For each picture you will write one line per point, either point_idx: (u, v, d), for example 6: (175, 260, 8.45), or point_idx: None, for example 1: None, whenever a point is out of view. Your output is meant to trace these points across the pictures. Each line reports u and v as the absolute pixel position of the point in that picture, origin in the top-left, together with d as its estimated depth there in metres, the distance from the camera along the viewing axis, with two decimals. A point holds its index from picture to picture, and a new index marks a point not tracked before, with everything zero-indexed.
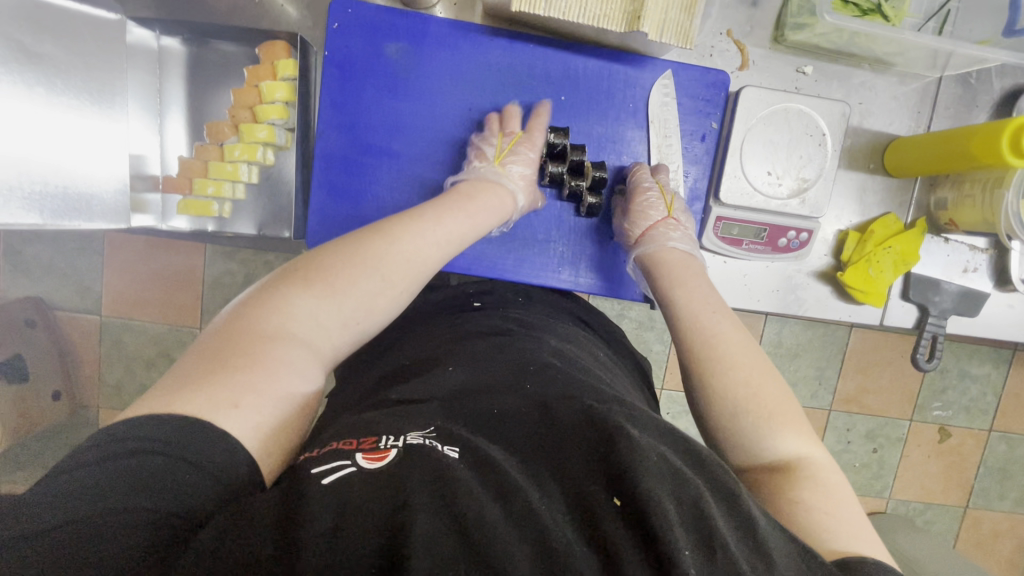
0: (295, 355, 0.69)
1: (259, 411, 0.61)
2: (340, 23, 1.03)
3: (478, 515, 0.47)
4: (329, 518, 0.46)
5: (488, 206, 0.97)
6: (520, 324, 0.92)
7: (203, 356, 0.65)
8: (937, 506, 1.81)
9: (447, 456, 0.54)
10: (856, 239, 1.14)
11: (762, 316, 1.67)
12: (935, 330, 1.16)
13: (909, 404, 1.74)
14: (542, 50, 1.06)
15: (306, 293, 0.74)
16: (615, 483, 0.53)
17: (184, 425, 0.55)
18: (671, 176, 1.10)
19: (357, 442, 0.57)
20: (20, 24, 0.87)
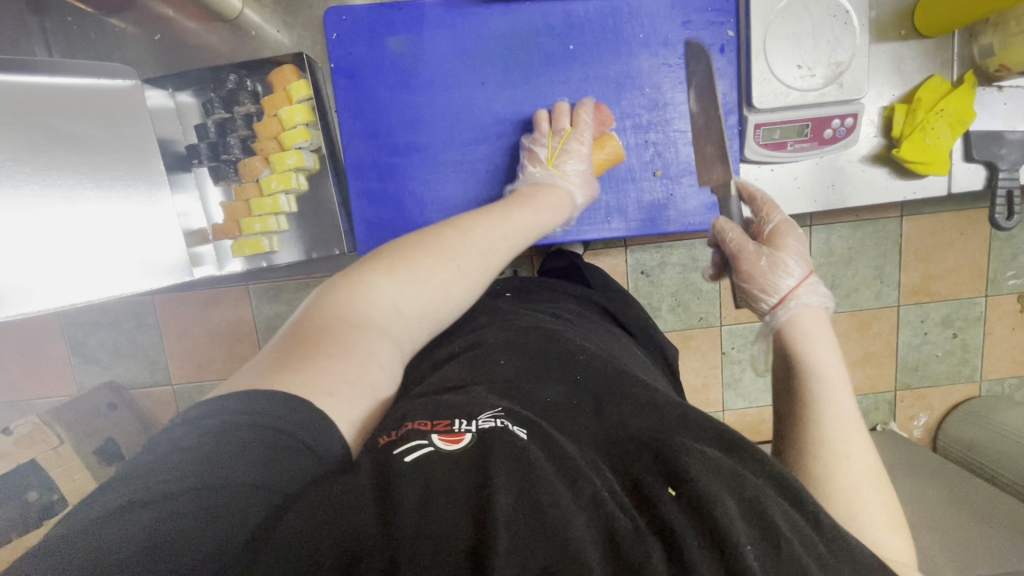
0: (378, 344, 0.47)
1: (354, 412, 0.42)
2: (341, 32, 0.73)
3: (551, 505, 0.34)
4: (415, 498, 0.34)
5: (546, 208, 0.68)
6: (567, 316, 0.69)
7: (296, 341, 0.45)
8: (1004, 254, 1.24)
9: (515, 437, 0.39)
10: (905, 110, 0.79)
11: (906, 256, 1.23)
12: (1011, 184, 0.80)
13: (979, 279, 1.24)
14: (607, 7, 0.74)
15: (389, 279, 0.52)
16: (710, 524, 0.35)
17: (300, 403, 0.38)
18: (890, 88, 0.80)
19: (432, 421, 0.40)
20: (57, 111, 0.65)
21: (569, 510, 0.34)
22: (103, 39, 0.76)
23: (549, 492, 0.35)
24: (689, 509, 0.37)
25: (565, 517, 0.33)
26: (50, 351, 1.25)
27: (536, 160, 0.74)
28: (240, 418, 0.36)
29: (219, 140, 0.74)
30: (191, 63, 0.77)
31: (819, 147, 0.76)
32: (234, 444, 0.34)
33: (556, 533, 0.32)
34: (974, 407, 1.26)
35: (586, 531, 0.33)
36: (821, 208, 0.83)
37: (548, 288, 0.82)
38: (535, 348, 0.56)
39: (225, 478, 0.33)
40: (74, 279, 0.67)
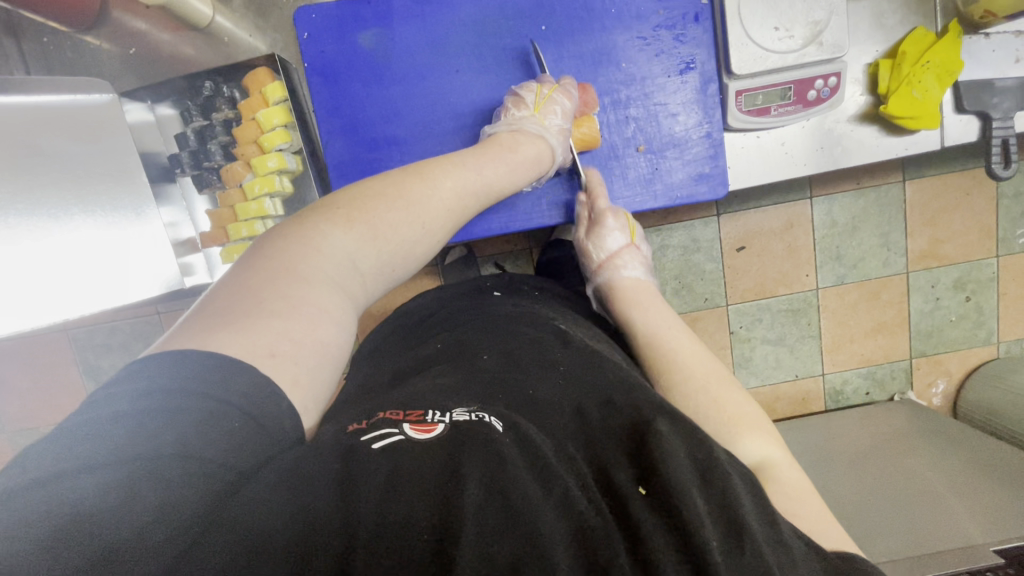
0: (329, 300, 0.47)
1: (301, 374, 0.41)
2: (312, 31, 0.73)
3: (518, 493, 0.34)
4: (381, 484, 0.34)
5: (521, 167, 0.69)
6: (551, 315, 0.69)
7: (247, 293, 0.44)
8: (1013, 212, 1.21)
9: (489, 428, 0.39)
10: (890, 65, 0.77)
11: (911, 220, 1.20)
12: (1005, 133, 0.78)
13: (989, 239, 1.22)
14: None
15: (343, 234, 0.51)
16: (682, 525, 0.35)
17: (259, 370, 0.38)
18: (873, 44, 0.78)
19: (405, 412, 0.42)
20: (42, 132, 0.66)
21: (537, 498, 0.34)
22: (79, 58, 0.76)
23: (518, 481, 0.35)
24: (664, 510, 0.36)
25: (532, 505, 0.33)
26: (63, 377, 1.28)
27: (523, 104, 0.72)
28: (193, 380, 0.35)
29: (200, 147, 0.75)
30: (168, 75, 0.77)
31: (804, 109, 0.75)
32: (192, 412, 0.34)
33: (522, 522, 0.32)
34: (992, 370, 1.23)
35: (553, 524, 0.33)
36: (810, 172, 0.81)
37: (538, 287, 0.82)
38: (515, 350, 0.56)
39: (176, 440, 0.33)
40: (68, 294, 0.68)
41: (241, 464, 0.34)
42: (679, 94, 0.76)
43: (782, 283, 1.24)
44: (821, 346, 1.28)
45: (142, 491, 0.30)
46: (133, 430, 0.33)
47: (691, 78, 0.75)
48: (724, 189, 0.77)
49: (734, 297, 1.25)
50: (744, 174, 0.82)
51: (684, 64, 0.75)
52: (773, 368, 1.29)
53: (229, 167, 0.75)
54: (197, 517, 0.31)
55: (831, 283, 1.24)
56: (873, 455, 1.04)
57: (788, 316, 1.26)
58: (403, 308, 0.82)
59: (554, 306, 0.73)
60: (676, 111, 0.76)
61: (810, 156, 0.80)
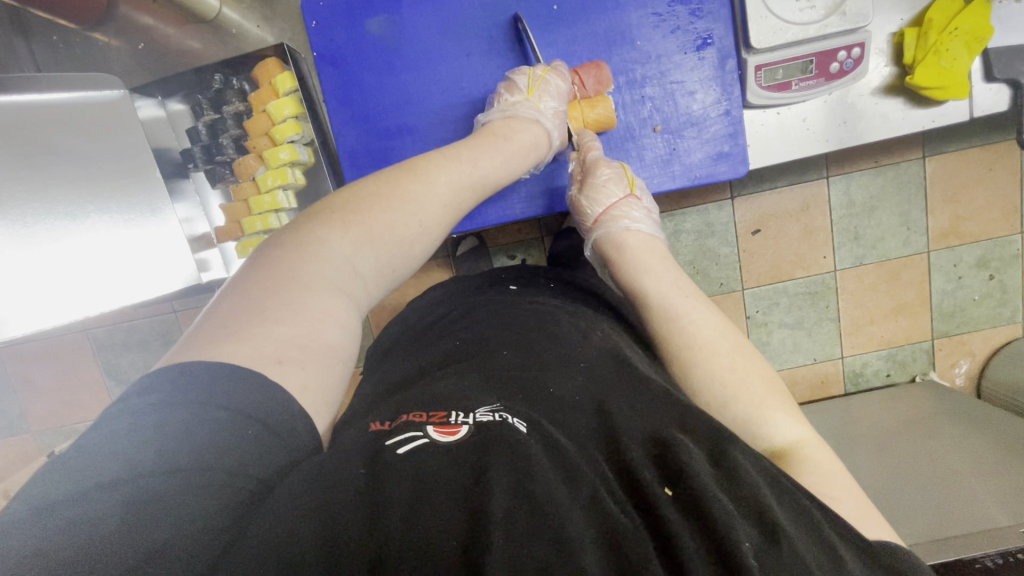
0: (331, 302, 0.46)
1: (310, 380, 0.41)
2: (320, 19, 0.72)
3: (548, 499, 0.33)
4: (408, 491, 0.33)
5: (517, 155, 0.68)
6: (563, 307, 0.67)
7: (247, 303, 0.43)
8: None
9: (515, 432, 0.38)
10: (915, 34, 0.74)
11: (933, 196, 1.17)
12: None
13: (1014, 215, 1.18)
14: None
15: (341, 237, 0.50)
16: (709, 523, 0.35)
17: (264, 376, 0.38)
18: (897, 13, 0.75)
19: (428, 414, 0.41)
20: (58, 131, 0.66)
21: (564, 499, 0.34)
22: (87, 55, 0.76)
23: (546, 484, 0.34)
24: (691, 515, 0.36)
25: (559, 505, 0.33)
26: (83, 375, 1.29)
27: (515, 89, 0.71)
28: (207, 391, 0.35)
29: (212, 142, 0.74)
30: (175, 69, 0.77)
31: (827, 82, 0.73)
32: (206, 426, 0.34)
33: (551, 522, 0.32)
34: (1017, 349, 1.20)
35: (585, 523, 0.33)
36: (832, 148, 0.79)
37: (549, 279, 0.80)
38: (532, 346, 0.55)
39: (176, 458, 0.32)
40: (87, 293, 0.68)
41: (258, 477, 0.34)
42: (696, 71, 0.74)
43: (800, 264, 1.21)
44: (840, 328, 1.25)
45: (160, 509, 0.30)
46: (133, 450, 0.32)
47: (708, 54, 0.73)
48: (744, 167, 0.75)
49: (751, 281, 1.23)
50: (763, 152, 0.79)
51: (701, 40, 0.73)
52: (791, 352, 1.27)
53: (241, 161, 0.74)
54: (215, 532, 0.30)
55: (850, 264, 1.21)
56: (898, 437, 1.01)
57: (807, 298, 1.24)
58: (418, 301, 0.82)
59: (565, 299, 0.72)
60: (693, 89, 0.74)
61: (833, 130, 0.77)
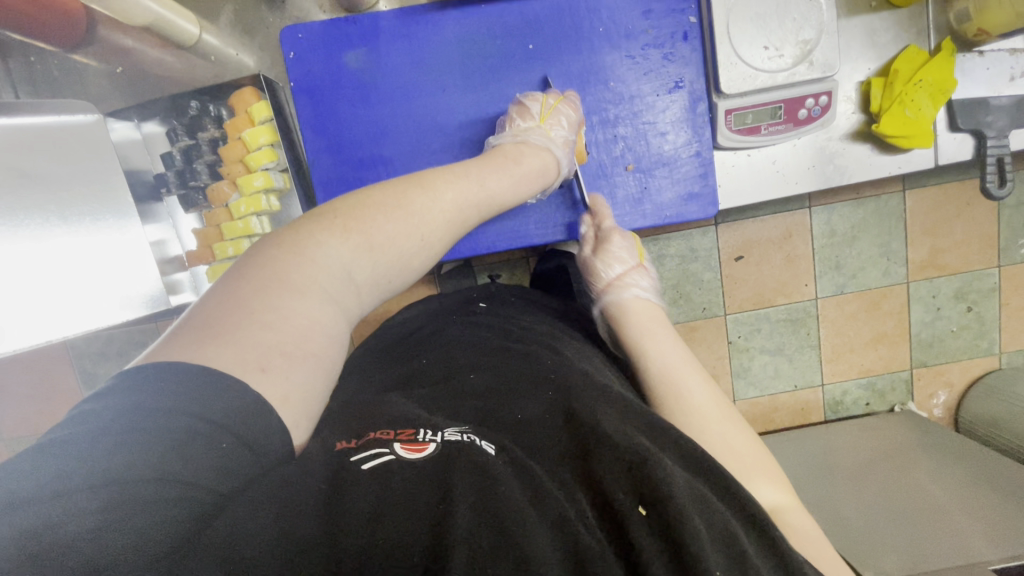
0: (318, 311, 0.46)
1: (292, 388, 0.41)
2: (297, 50, 0.73)
3: (513, 521, 0.34)
4: (369, 514, 0.34)
5: (524, 175, 0.68)
6: (543, 327, 0.68)
7: (230, 310, 0.43)
8: (1015, 222, 1.20)
9: (482, 453, 0.39)
10: (882, 84, 0.76)
11: (912, 230, 1.19)
12: (1000, 150, 0.77)
13: (991, 250, 1.20)
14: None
15: (341, 244, 0.50)
16: (681, 547, 0.35)
17: (246, 384, 0.38)
18: (861, 63, 0.77)
19: (396, 431, 0.42)
20: (26, 155, 0.66)
21: (531, 519, 0.34)
22: (66, 77, 0.76)
23: (512, 507, 0.35)
24: (662, 533, 0.36)
25: (524, 525, 0.34)
26: (62, 384, 1.28)
27: (528, 115, 0.71)
28: (188, 391, 0.36)
29: (186, 167, 0.75)
30: (155, 91, 0.77)
31: (795, 128, 0.74)
32: (182, 431, 0.34)
33: (514, 545, 0.32)
34: (993, 382, 1.22)
35: (550, 546, 0.33)
36: (801, 191, 0.80)
37: (527, 296, 0.81)
38: (510, 362, 0.55)
39: (141, 474, 0.32)
40: (51, 316, 0.68)
41: (216, 493, 0.34)
42: (667, 112, 0.75)
43: (781, 292, 1.22)
44: (820, 357, 1.26)
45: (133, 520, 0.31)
46: (106, 451, 0.32)
47: (680, 96, 0.74)
48: (713, 208, 0.77)
49: (732, 308, 1.24)
50: (735, 192, 0.81)
51: (673, 84, 0.74)
52: (772, 378, 1.28)
53: (212, 188, 0.74)
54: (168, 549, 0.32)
55: (831, 293, 1.23)
56: (872, 470, 1.02)
57: (787, 326, 1.25)
58: (391, 320, 0.81)
59: (546, 315, 0.73)
60: (665, 130, 0.75)
61: (800, 179, 0.79)
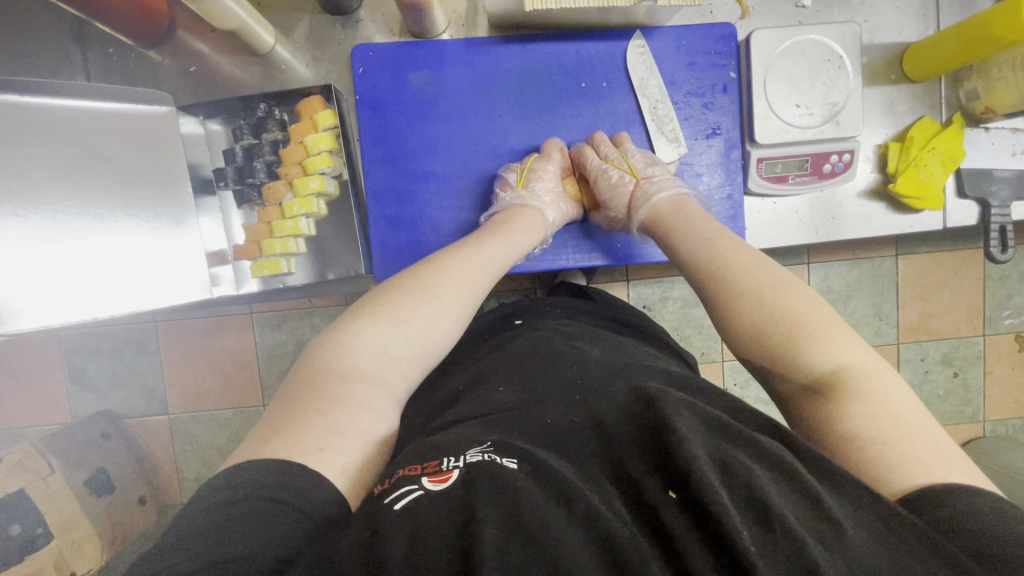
0: (366, 393, 0.51)
1: (346, 462, 0.46)
2: (366, 66, 0.77)
3: (541, 531, 0.35)
4: (406, 546, 0.36)
5: (518, 232, 0.72)
6: (570, 331, 0.70)
7: (295, 399, 0.49)
8: (999, 294, 1.27)
9: (502, 468, 0.40)
10: (898, 148, 0.83)
11: (906, 292, 1.25)
12: (1001, 220, 0.83)
13: (977, 319, 1.27)
14: (616, 45, 0.79)
15: (372, 326, 0.55)
16: (714, 525, 0.36)
17: (302, 469, 0.42)
18: (877, 129, 0.84)
19: (422, 464, 0.42)
20: (99, 138, 0.68)
21: (558, 526, 0.36)
22: (140, 70, 0.80)
23: (538, 518, 0.36)
24: (692, 515, 0.38)
25: (553, 533, 0.35)
26: (46, 376, 1.22)
27: (508, 184, 0.78)
28: (251, 484, 0.41)
29: (246, 164, 0.78)
30: (221, 92, 0.81)
31: (820, 180, 0.80)
32: (245, 518, 0.38)
33: (545, 554, 0.34)
34: (979, 447, 1.25)
35: (586, 556, 0.35)
36: (820, 240, 0.85)
37: (560, 305, 0.81)
38: (529, 372, 0.57)
39: (220, 557, 0.36)
40: (99, 295, 0.68)
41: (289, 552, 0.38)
42: (704, 156, 0.81)
43: None
44: None
45: None
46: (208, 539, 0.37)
47: (716, 142, 0.81)
48: None
49: (731, 354, 1.27)
50: (759, 235, 0.86)
51: (711, 130, 0.80)
52: None
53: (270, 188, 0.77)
54: None
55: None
56: None
57: None
58: None
59: (576, 322, 0.75)
60: (700, 172, 0.81)
61: (820, 229, 0.85)
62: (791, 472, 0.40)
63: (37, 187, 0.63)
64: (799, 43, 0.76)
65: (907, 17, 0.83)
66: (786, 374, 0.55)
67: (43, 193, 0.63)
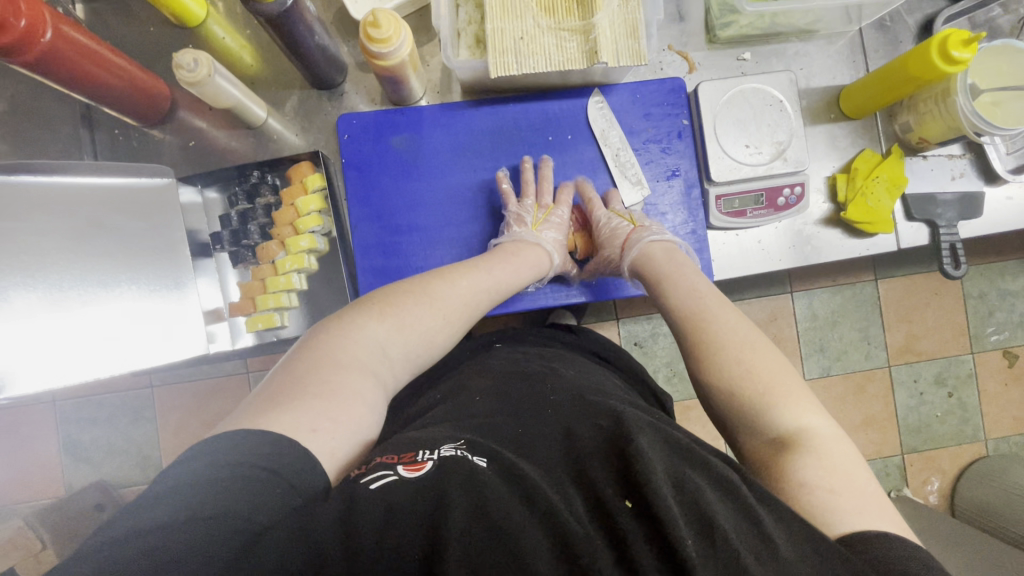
0: (362, 384, 0.54)
1: (334, 448, 0.48)
2: (351, 133, 0.85)
3: (502, 519, 0.40)
4: (379, 529, 0.40)
5: (526, 266, 0.79)
6: (547, 355, 0.74)
7: (292, 380, 0.51)
8: (978, 312, 1.31)
9: (474, 464, 0.44)
10: (845, 178, 0.90)
11: (886, 314, 1.29)
12: (949, 239, 0.89)
13: (964, 338, 1.31)
14: (578, 102, 0.86)
15: (378, 325, 0.60)
16: (659, 530, 0.39)
17: (297, 445, 0.45)
18: (824, 163, 0.92)
19: (398, 456, 0.47)
20: (102, 211, 0.74)
21: (518, 516, 0.40)
22: (143, 147, 0.87)
23: (501, 508, 0.40)
24: (643, 518, 0.41)
25: (512, 522, 0.39)
26: (43, 448, 1.22)
27: (524, 222, 0.82)
28: (247, 444, 0.43)
29: (240, 228, 0.84)
30: (219, 163, 0.88)
31: (776, 212, 0.85)
32: (235, 482, 0.40)
33: (504, 541, 0.39)
34: (983, 467, 1.26)
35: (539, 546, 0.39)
36: (783, 268, 0.91)
37: (543, 337, 0.84)
38: (510, 387, 0.61)
39: (205, 514, 0.38)
40: (94, 357, 0.72)
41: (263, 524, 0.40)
42: (666, 196, 0.88)
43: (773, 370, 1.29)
44: None
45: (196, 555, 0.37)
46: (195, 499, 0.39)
47: (676, 183, 0.88)
48: (709, 278, 0.87)
49: None
50: (725, 267, 0.91)
51: (670, 172, 0.87)
52: None
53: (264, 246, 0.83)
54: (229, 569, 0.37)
55: (816, 374, 1.30)
56: None
57: None
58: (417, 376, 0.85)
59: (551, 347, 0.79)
60: (664, 211, 0.88)
61: (782, 257, 0.90)
62: (736, 491, 0.44)
63: (45, 260, 0.69)
64: (741, 91, 0.85)
65: (839, 63, 0.92)
66: (751, 429, 0.59)
67: (50, 266, 0.70)
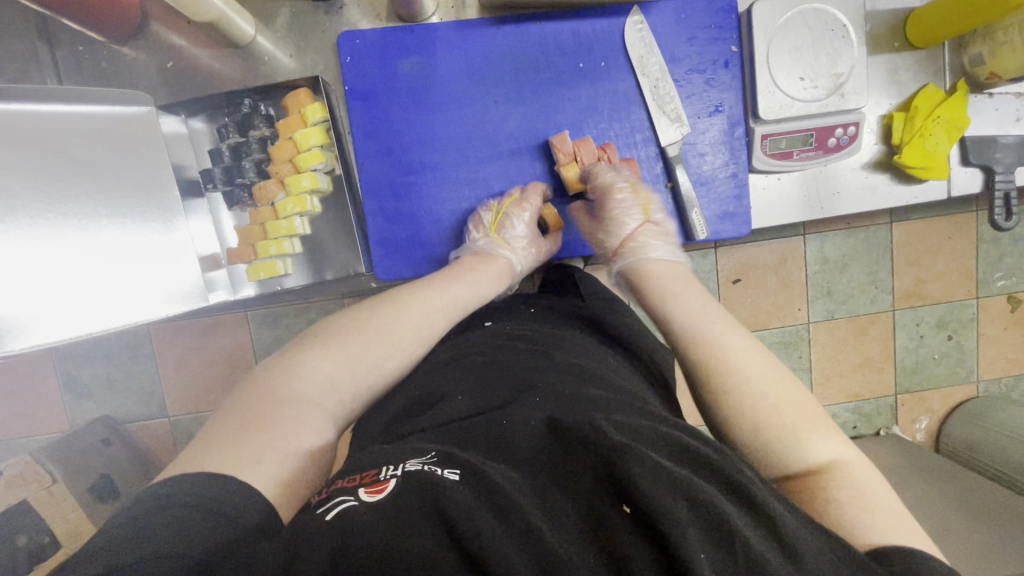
0: (306, 415, 0.52)
1: (284, 476, 0.47)
2: (353, 55, 0.74)
3: (479, 540, 0.34)
4: (332, 553, 0.34)
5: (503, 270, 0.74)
6: (535, 332, 0.68)
7: (240, 418, 0.49)
8: (991, 257, 1.27)
9: (442, 480, 0.39)
10: (903, 117, 0.81)
11: (901, 260, 1.25)
12: (1005, 187, 0.82)
13: (970, 282, 1.27)
14: (613, 23, 0.76)
15: (315, 359, 0.56)
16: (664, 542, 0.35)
17: (231, 479, 0.43)
18: (882, 99, 0.83)
19: (358, 479, 0.42)
20: (76, 144, 0.65)
21: (497, 535, 0.35)
22: (114, 68, 0.76)
23: (476, 524, 0.35)
24: (642, 530, 0.37)
25: (493, 541, 0.34)
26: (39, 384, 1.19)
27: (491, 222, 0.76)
28: (185, 489, 0.41)
29: (234, 164, 0.75)
30: (201, 88, 0.77)
31: (824, 155, 0.78)
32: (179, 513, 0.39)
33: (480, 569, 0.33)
34: (972, 408, 1.27)
35: (519, 560, 0.34)
36: (824, 216, 0.84)
37: (535, 304, 0.77)
38: (487, 379, 0.56)
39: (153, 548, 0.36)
40: (89, 308, 0.65)
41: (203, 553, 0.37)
42: (707, 134, 0.79)
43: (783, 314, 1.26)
44: (818, 378, 1.30)
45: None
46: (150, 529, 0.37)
47: (719, 120, 0.79)
48: (747, 228, 0.81)
49: None
50: (761, 214, 0.85)
51: (713, 108, 0.78)
52: None
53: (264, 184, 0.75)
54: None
55: (822, 317, 1.27)
56: None
57: (784, 348, 1.29)
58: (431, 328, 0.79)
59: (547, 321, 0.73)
60: (703, 151, 0.80)
61: (825, 204, 0.83)
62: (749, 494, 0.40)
63: (15, 198, 0.60)
64: (801, 13, 0.74)
65: None
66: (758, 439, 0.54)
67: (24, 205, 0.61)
